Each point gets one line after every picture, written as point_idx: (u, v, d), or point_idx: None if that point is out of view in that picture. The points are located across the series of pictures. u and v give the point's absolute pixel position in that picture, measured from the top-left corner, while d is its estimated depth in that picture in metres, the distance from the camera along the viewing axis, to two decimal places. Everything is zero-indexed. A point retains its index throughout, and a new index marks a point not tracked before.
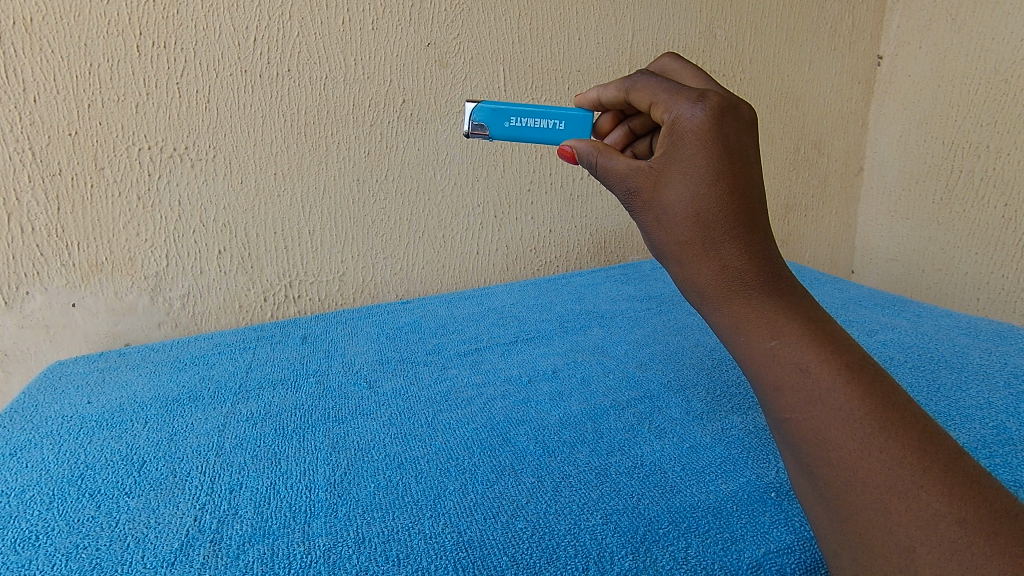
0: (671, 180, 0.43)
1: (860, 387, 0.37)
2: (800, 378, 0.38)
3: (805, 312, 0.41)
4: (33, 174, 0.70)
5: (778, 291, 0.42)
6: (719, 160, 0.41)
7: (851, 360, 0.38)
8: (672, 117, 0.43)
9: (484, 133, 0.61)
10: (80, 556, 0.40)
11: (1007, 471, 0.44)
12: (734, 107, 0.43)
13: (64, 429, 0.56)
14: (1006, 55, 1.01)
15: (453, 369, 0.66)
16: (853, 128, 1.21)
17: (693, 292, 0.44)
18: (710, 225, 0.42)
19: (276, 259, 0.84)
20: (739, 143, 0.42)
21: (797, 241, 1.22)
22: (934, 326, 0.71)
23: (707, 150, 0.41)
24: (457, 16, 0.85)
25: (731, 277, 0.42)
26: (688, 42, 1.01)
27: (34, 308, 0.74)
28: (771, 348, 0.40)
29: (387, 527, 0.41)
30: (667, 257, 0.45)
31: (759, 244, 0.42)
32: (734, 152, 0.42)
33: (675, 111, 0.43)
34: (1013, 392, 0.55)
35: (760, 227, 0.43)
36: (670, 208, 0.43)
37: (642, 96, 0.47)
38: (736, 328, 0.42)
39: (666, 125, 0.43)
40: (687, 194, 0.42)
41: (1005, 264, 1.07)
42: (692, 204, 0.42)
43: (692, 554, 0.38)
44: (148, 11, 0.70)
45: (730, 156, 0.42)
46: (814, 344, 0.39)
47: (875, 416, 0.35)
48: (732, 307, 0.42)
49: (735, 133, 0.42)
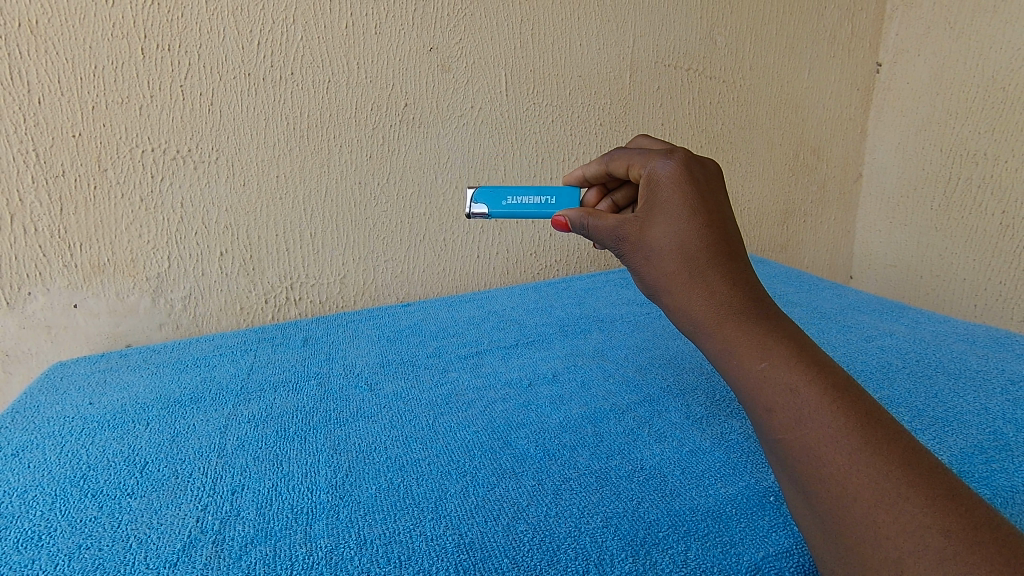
0: (654, 220, 0.47)
1: (845, 403, 0.37)
2: (788, 398, 0.39)
3: (792, 337, 0.42)
4: (36, 175, 0.70)
5: (765, 317, 0.43)
6: (695, 201, 0.46)
7: (836, 379, 0.39)
8: (648, 171, 0.49)
9: (483, 212, 0.62)
10: (83, 556, 0.40)
11: (1003, 477, 0.45)
12: (701, 161, 0.49)
13: (67, 430, 0.57)
14: (1004, 63, 1.02)
15: (453, 372, 0.66)
16: (852, 135, 1.22)
17: (686, 322, 0.45)
18: (694, 256, 0.45)
19: (277, 260, 0.84)
20: (711, 188, 0.47)
21: (797, 246, 1.23)
22: (931, 332, 0.71)
23: (683, 194, 0.46)
24: (460, 20, 0.85)
25: (720, 305, 0.44)
26: (688, 47, 1.02)
27: (36, 309, 0.74)
28: (762, 369, 0.40)
29: (389, 529, 0.41)
30: (659, 291, 0.47)
31: (741, 275, 0.45)
32: (707, 194, 0.47)
33: (649, 167, 0.49)
34: (1010, 398, 0.55)
35: (741, 262, 0.46)
36: (657, 245, 0.46)
37: (619, 165, 0.53)
38: (728, 352, 0.42)
39: (644, 179, 0.49)
40: (672, 229, 0.45)
41: (1003, 271, 1.08)
42: (676, 238, 0.45)
43: (692, 557, 0.39)
44: (152, 14, 0.70)
45: (704, 198, 0.46)
46: (801, 365, 0.40)
47: (861, 430, 0.36)
48: (723, 332, 0.43)
49: (705, 180, 0.47)
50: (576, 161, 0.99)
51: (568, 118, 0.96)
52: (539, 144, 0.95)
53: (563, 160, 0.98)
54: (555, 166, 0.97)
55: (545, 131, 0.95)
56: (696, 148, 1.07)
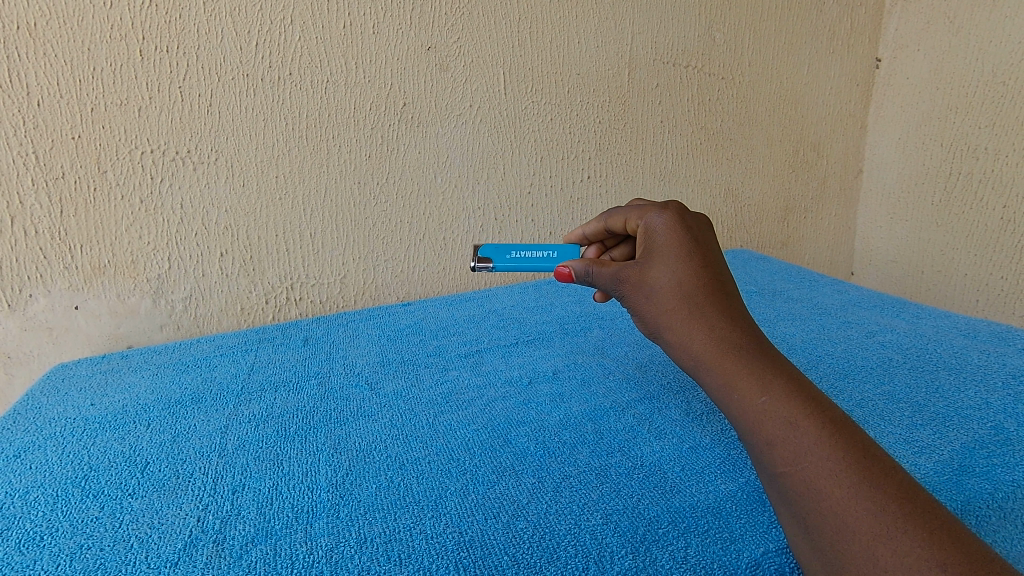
0: (653, 263, 0.48)
1: (843, 438, 0.38)
2: (788, 431, 0.39)
3: (791, 373, 0.42)
4: (36, 177, 0.70)
5: (764, 353, 0.43)
6: (690, 246, 0.49)
7: (834, 414, 0.39)
8: (645, 223, 0.52)
9: (490, 265, 0.61)
10: (85, 556, 0.40)
11: (1004, 471, 0.45)
12: (693, 215, 0.53)
13: (68, 431, 0.57)
14: (1003, 58, 1.01)
15: (453, 370, 0.66)
16: (852, 130, 1.21)
17: (687, 359, 0.45)
18: (692, 295, 0.46)
19: (277, 260, 0.84)
20: (704, 238, 0.51)
21: (797, 242, 1.23)
22: (932, 327, 0.71)
23: (679, 240, 0.49)
24: (458, 19, 0.85)
25: (719, 341, 0.44)
26: (687, 45, 1.02)
27: (37, 310, 0.75)
28: (761, 404, 0.40)
29: (389, 527, 0.42)
30: (659, 329, 0.47)
31: (738, 316, 0.46)
32: (701, 241, 0.50)
33: (646, 219, 0.52)
34: (1011, 393, 0.55)
35: (738, 305, 0.47)
36: (656, 285, 0.48)
37: (617, 220, 0.57)
38: (729, 386, 0.42)
39: (641, 230, 0.52)
40: (670, 269, 0.48)
41: (1004, 266, 1.08)
42: (675, 279, 0.47)
43: (692, 554, 0.39)
44: (151, 15, 0.70)
45: (698, 244, 0.49)
46: (800, 399, 0.40)
47: (858, 466, 0.36)
48: (723, 366, 0.43)
49: (698, 231, 0.51)
50: (575, 158, 0.99)
51: (567, 116, 0.96)
52: (538, 143, 0.95)
53: (562, 158, 0.98)
54: (553, 165, 0.97)
55: (544, 129, 0.95)
56: (696, 145, 1.07)
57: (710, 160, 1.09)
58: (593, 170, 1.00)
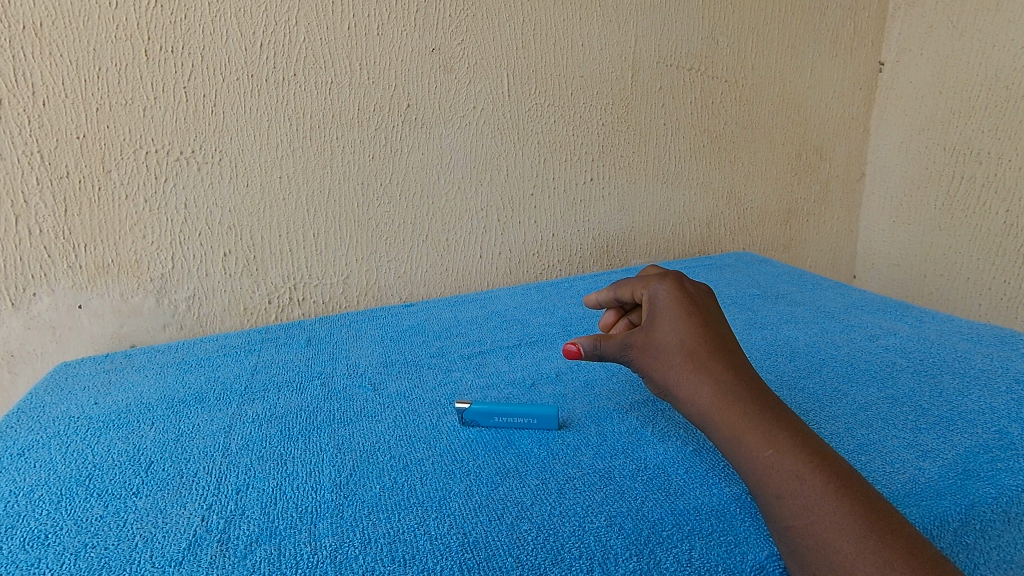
0: (658, 326, 0.51)
1: (851, 491, 0.38)
2: (795, 485, 0.39)
3: (797, 427, 0.43)
4: (40, 176, 0.70)
5: (769, 407, 0.44)
6: (691, 310, 0.51)
7: (841, 468, 0.40)
8: (648, 293, 0.54)
9: (465, 405, 0.54)
10: (88, 555, 0.40)
11: (1008, 476, 0.45)
12: (693, 283, 0.55)
13: (72, 430, 0.57)
14: (1006, 62, 1.01)
15: (457, 371, 0.67)
16: (855, 134, 1.22)
17: (695, 414, 0.46)
18: (697, 352, 0.48)
19: (281, 261, 0.84)
20: (705, 302, 0.53)
21: (800, 245, 1.23)
22: (935, 331, 0.71)
23: (680, 304, 0.52)
24: (462, 22, 0.85)
25: (725, 394, 0.45)
26: (690, 48, 1.02)
27: (41, 310, 0.75)
28: (768, 456, 0.41)
29: (393, 528, 0.42)
30: (668, 387, 0.49)
31: (743, 373, 0.47)
32: (702, 306, 0.52)
33: (648, 288, 0.55)
34: (1015, 396, 0.55)
35: (743, 363, 0.48)
36: (662, 345, 0.50)
37: (623, 290, 0.58)
38: (735, 440, 0.43)
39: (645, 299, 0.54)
40: (673, 331, 0.50)
41: (1007, 270, 1.07)
42: (679, 338, 0.49)
43: (696, 556, 0.38)
44: (156, 16, 0.71)
45: (699, 309, 0.52)
46: (806, 453, 0.40)
47: (865, 519, 0.36)
48: (731, 420, 0.44)
49: (699, 296, 0.53)
50: (578, 160, 0.99)
51: (570, 118, 0.96)
52: (541, 144, 0.95)
53: (565, 160, 0.98)
54: (556, 166, 0.97)
55: (547, 131, 0.95)
56: (698, 149, 1.07)
57: (712, 164, 1.09)
58: (595, 173, 1.00)
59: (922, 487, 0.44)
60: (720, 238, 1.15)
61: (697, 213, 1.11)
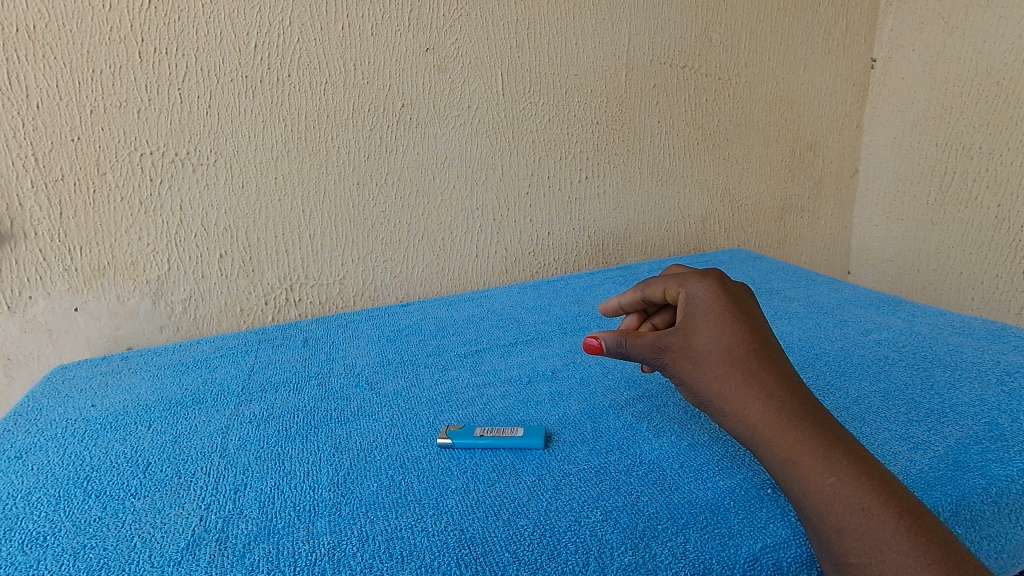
0: (698, 330, 0.49)
1: (918, 527, 0.36)
2: (861, 518, 0.37)
3: (857, 452, 0.41)
4: (35, 179, 0.70)
5: (826, 429, 0.42)
6: (734, 314, 0.49)
7: (907, 502, 0.38)
8: (686, 293, 0.52)
9: (447, 440, 0.52)
10: (88, 555, 0.41)
11: (998, 467, 0.45)
12: (733, 284, 0.53)
13: (70, 432, 0.57)
14: (996, 58, 1.02)
15: (453, 370, 0.67)
16: (848, 131, 1.22)
17: (743, 430, 0.45)
18: (744, 364, 0.46)
19: (276, 262, 0.85)
20: (748, 306, 0.51)
21: (794, 242, 1.24)
22: (928, 325, 0.71)
23: (722, 308, 0.49)
24: (456, 21, 0.86)
25: (778, 410, 0.43)
26: (684, 46, 1.02)
27: (37, 313, 0.75)
28: (830, 484, 0.39)
29: (391, 525, 0.42)
30: (712, 400, 0.47)
31: (793, 386, 0.45)
32: (746, 310, 0.50)
33: (686, 287, 0.53)
34: (1005, 388, 0.56)
35: (792, 377, 0.46)
36: (705, 351, 0.48)
37: (654, 289, 0.56)
38: (793, 464, 0.41)
39: (681, 300, 0.52)
40: (716, 335, 0.48)
41: (998, 264, 1.08)
42: (724, 346, 0.47)
43: (690, 549, 0.39)
44: (150, 18, 0.71)
45: (743, 313, 0.50)
46: (869, 483, 0.39)
47: (935, 560, 0.35)
48: (786, 441, 0.42)
49: (741, 300, 0.51)
50: (573, 158, 0.99)
51: (565, 116, 0.97)
52: (536, 143, 0.96)
53: (560, 158, 0.98)
54: (551, 165, 0.98)
55: (541, 130, 0.95)
56: (692, 146, 1.08)
57: (707, 161, 1.10)
58: (590, 171, 1.01)
59: (914, 478, 0.44)
60: (715, 235, 1.15)
61: (692, 211, 1.11)
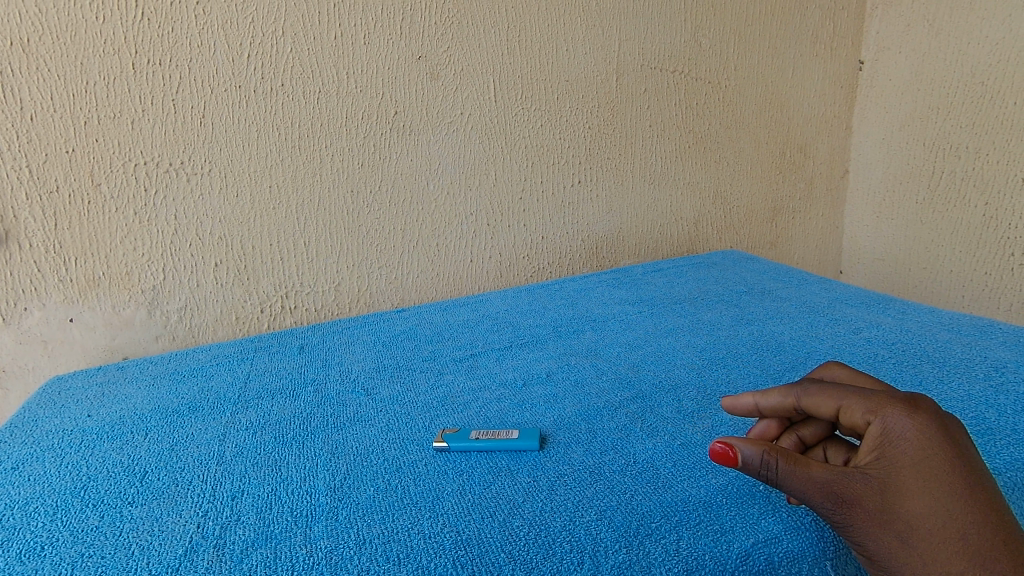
0: (906, 498, 0.34)
1: None
2: None
3: None
4: (30, 191, 0.71)
5: None
6: (957, 469, 0.34)
7: None
8: (877, 428, 0.36)
9: (442, 444, 0.52)
10: (85, 564, 0.41)
11: (986, 460, 0.46)
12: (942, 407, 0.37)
13: (66, 443, 0.57)
14: (980, 59, 1.04)
15: (448, 374, 0.67)
16: (837, 132, 1.24)
17: None
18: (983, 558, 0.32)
19: (272, 269, 0.85)
20: (970, 447, 0.35)
21: (786, 243, 1.25)
22: (917, 323, 0.72)
23: (939, 462, 0.34)
24: (447, 29, 0.87)
25: None
26: (673, 51, 1.03)
27: (32, 324, 0.75)
28: None
29: (388, 528, 0.42)
30: None
31: None
32: (970, 459, 0.35)
33: (879, 417, 0.36)
34: (993, 383, 0.56)
35: None
36: (919, 531, 0.34)
37: (818, 402, 0.40)
38: None
39: (869, 437, 0.37)
40: (934, 509, 0.33)
41: (987, 262, 1.09)
42: (952, 529, 0.33)
43: (684, 546, 0.39)
44: (143, 30, 0.72)
45: (968, 466, 0.34)
46: None
47: None
48: None
49: (962, 439, 0.35)
50: (565, 163, 1.00)
51: (556, 121, 0.97)
52: (528, 149, 0.97)
53: (553, 163, 0.99)
54: (544, 170, 0.99)
55: (534, 135, 0.96)
56: (684, 149, 1.09)
57: (698, 164, 1.11)
58: (583, 175, 1.02)
59: None
60: (708, 237, 1.16)
61: (684, 214, 1.12)
